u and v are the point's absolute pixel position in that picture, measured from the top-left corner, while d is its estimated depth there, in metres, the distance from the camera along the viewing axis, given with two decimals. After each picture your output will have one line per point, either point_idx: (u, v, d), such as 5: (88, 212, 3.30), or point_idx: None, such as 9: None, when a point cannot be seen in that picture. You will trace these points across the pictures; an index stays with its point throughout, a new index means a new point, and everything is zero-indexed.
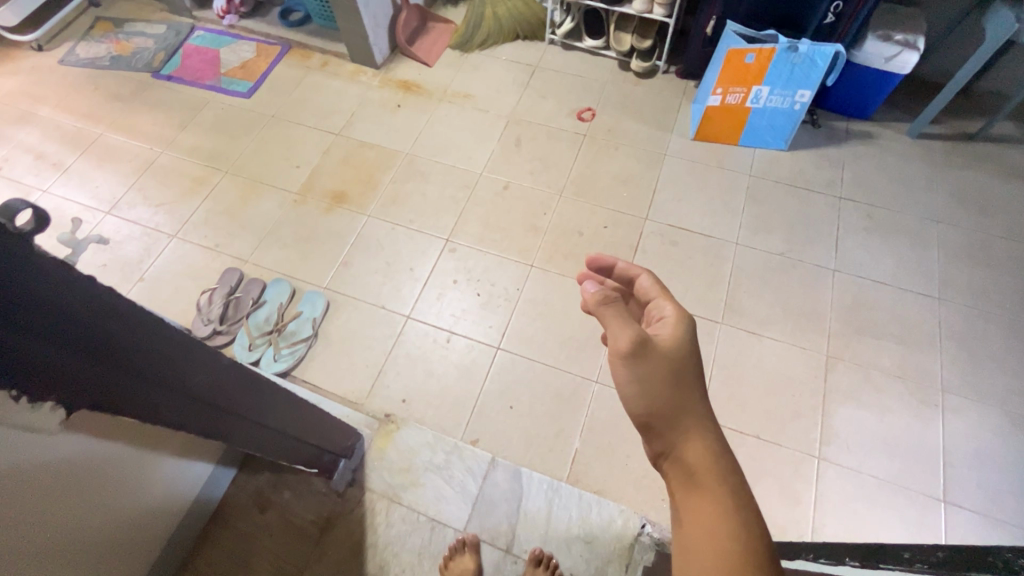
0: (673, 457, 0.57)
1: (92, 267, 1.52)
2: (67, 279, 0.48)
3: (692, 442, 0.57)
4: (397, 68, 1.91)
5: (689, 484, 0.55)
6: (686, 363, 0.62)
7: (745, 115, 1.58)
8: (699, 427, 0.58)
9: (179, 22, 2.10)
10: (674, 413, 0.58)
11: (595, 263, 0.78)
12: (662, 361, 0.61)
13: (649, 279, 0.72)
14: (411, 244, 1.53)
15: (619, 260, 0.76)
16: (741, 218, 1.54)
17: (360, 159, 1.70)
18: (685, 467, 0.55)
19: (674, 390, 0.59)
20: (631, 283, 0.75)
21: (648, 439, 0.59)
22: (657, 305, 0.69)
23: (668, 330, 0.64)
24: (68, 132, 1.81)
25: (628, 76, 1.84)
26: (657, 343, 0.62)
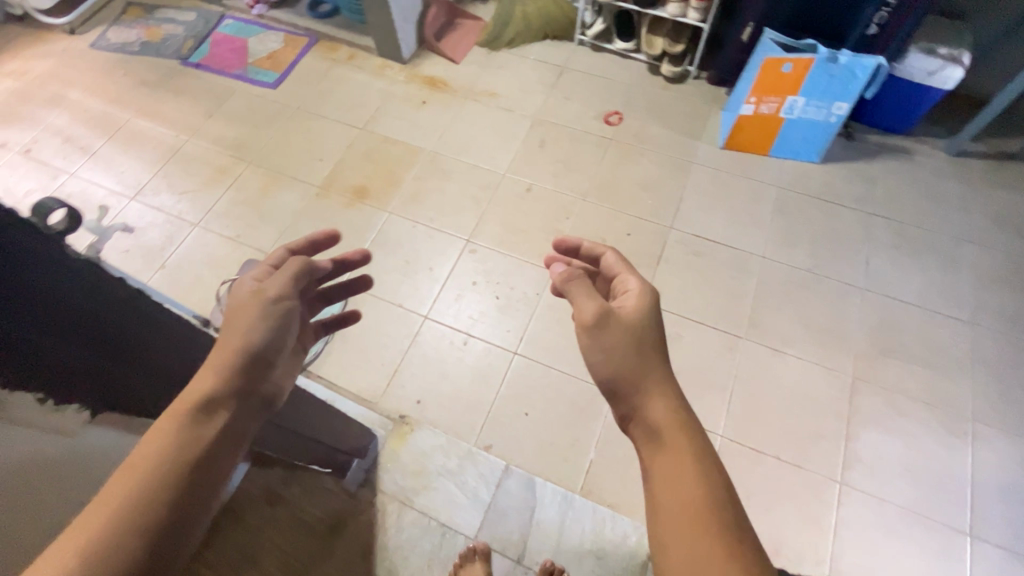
0: (638, 419, 0.61)
1: (116, 253, 1.54)
2: (90, 284, 0.51)
3: (655, 401, 0.60)
4: (423, 64, 1.89)
5: (655, 443, 0.58)
6: (646, 331, 0.66)
7: (778, 125, 1.54)
8: (662, 389, 0.62)
9: (209, 10, 2.10)
10: (636, 375, 0.62)
11: (561, 244, 0.81)
12: (623, 329, 0.65)
13: (615, 256, 0.77)
14: (431, 244, 1.52)
15: (585, 239, 0.79)
16: (769, 230, 1.50)
17: (382, 154, 1.69)
18: (649, 426, 0.59)
19: (635, 353, 0.64)
20: (598, 261, 0.79)
21: (614, 403, 0.63)
22: (622, 279, 0.73)
23: (632, 301, 0.68)
24: (95, 115, 1.83)
25: (658, 80, 1.81)
26: (621, 312, 0.67)
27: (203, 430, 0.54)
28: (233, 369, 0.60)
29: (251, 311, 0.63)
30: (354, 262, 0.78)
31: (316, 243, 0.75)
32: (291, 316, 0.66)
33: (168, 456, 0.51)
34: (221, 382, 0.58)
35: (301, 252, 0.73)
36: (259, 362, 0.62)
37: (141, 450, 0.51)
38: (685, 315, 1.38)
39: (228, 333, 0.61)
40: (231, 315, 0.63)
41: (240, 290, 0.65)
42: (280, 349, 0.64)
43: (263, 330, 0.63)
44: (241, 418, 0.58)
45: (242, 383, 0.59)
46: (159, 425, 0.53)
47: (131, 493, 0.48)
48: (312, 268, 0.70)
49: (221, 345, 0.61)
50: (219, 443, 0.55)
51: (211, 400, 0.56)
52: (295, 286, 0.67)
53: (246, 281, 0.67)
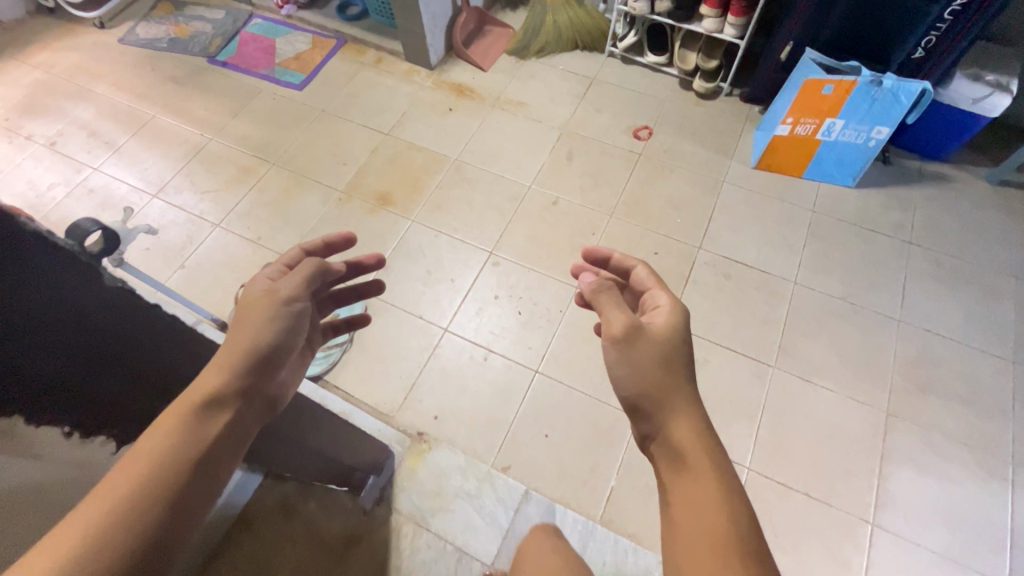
0: (660, 440, 0.63)
1: (135, 251, 1.53)
2: (76, 288, 0.49)
3: (680, 423, 0.62)
4: (450, 70, 1.87)
5: (678, 465, 0.59)
6: (675, 347, 0.66)
7: (813, 148, 1.50)
8: (688, 411, 0.63)
9: (238, 8, 2.10)
10: (661, 395, 0.63)
11: (590, 255, 0.83)
12: (653, 345, 0.66)
13: (646, 270, 0.77)
14: (454, 255, 1.49)
15: (615, 251, 0.82)
16: (801, 255, 1.46)
17: (407, 161, 1.67)
18: (674, 448, 0.60)
19: (662, 372, 0.64)
20: (627, 274, 0.81)
21: (637, 422, 0.66)
22: (653, 295, 0.74)
23: (661, 317, 0.69)
24: (121, 110, 1.83)
25: (689, 95, 1.77)
26: (651, 328, 0.67)
27: (207, 427, 0.55)
28: (241, 367, 0.61)
29: (264, 309, 0.65)
30: (368, 266, 0.86)
31: (330, 243, 0.79)
32: (301, 317, 0.67)
33: (171, 453, 0.51)
34: (229, 380, 0.59)
35: (315, 253, 0.79)
36: (268, 361, 0.63)
37: (146, 439, 0.52)
38: (713, 339, 1.34)
39: (239, 330, 0.63)
40: (242, 311, 0.65)
41: (255, 287, 0.67)
42: (288, 350, 0.66)
43: (273, 330, 0.65)
44: (244, 416, 0.59)
45: (248, 382, 0.61)
46: (165, 417, 0.54)
47: (134, 487, 0.48)
48: (326, 270, 0.72)
49: (229, 343, 0.62)
50: (221, 442, 0.56)
51: (218, 396, 0.58)
52: (306, 286, 0.69)
53: (261, 279, 0.70)
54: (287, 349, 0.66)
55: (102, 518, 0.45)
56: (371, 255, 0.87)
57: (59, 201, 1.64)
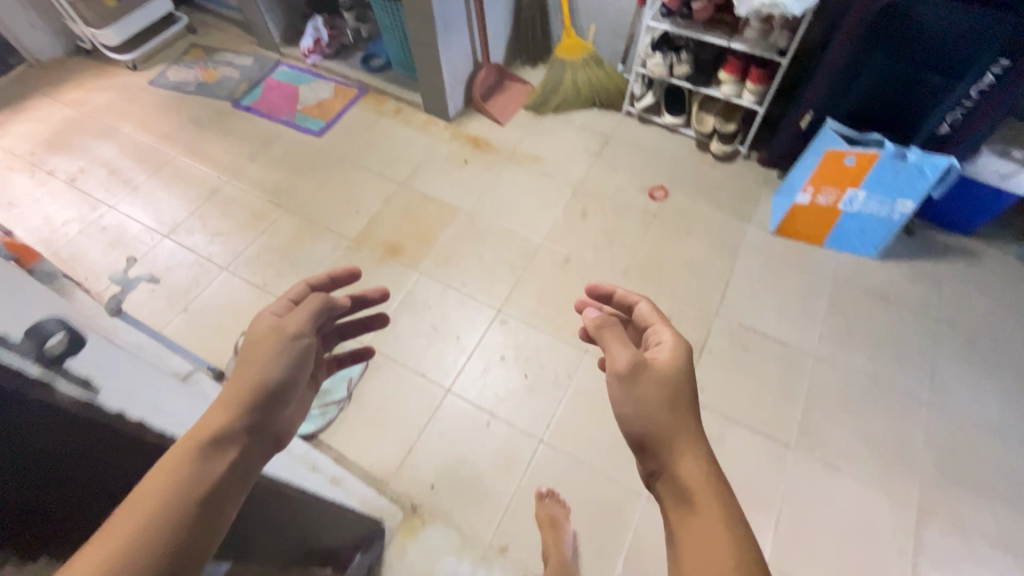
0: (666, 478, 0.60)
1: (141, 292, 1.52)
2: None
3: (687, 461, 0.60)
4: (468, 124, 1.89)
5: (683, 506, 0.57)
6: (680, 386, 0.66)
7: (834, 218, 1.47)
8: (694, 451, 0.61)
9: (266, 56, 2.16)
10: (666, 431, 0.63)
11: (594, 290, 0.81)
12: (656, 381, 0.66)
13: (649, 305, 0.77)
14: (461, 311, 1.45)
15: (619, 286, 0.80)
16: (822, 327, 1.40)
17: (419, 212, 1.66)
18: (680, 489, 0.57)
19: (668, 409, 0.64)
20: (631, 309, 0.79)
21: (644, 460, 0.64)
22: (656, 331, 0.74)
23: (665, 353, 0.70)
24: (143, 150, 1.86)
25: (706, 157, 1.76)
26: (654, 365, 0.68)
27: (217, 459, 0.58)
28: (247, 405, 0.65)
29: (272, 344, 0.70)
30: (373, 299, 0.88)
31: (336, 277, 0.81)
32: (308, 351, 0.73)
33: (181, 482, 0.54)
34: (234, 419, 0.63)
35: (321, 287, 0.81)
36: (273, 397, 0.68)
37: (146, 480, 0.54)
38: (729, 415, 1.26)
39: (247, 367, 0.68)
40: (252, 346, 0.70)
41: (262, 324, 0.72)
42: (294, 385, 0.71)
43: (278, 367, 0.69)
44: (250, 453, 0.62)
45: (254, 418, 0.65)
46: (169, 457, 0.56)
47: (152, 513, 0.51)
48: (331, 305, 0.77)
49: (238, 381, 0.67)
50: (230, 474, 0.59)
51: (224, 433, 0.61)
52: (311, 322, 0.75)
53: (267, 314, 0.74)
54: (291, 387, 0.70)
55: (121, 541, 0.48)
56: (376, 288, 0.89)
57: (72, 238, 1.64)
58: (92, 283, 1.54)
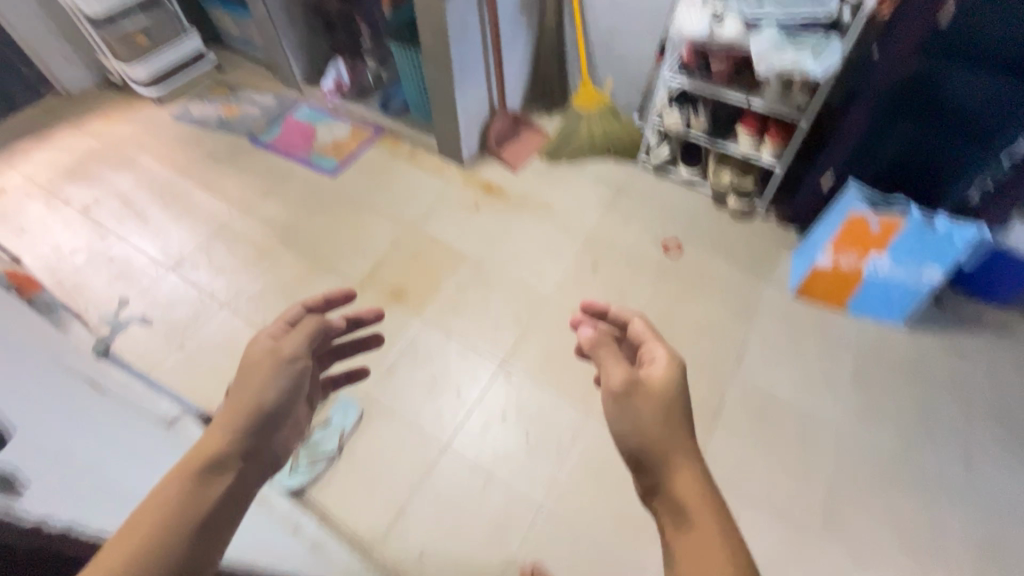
0: (662, 494, 0.60)
1: (140, 326, 1.50)
2: None
3: (682, 474, 0.61)
4: (481, 169, 1.88)
5: (679, 522, 0.57)
6: (674, 401, 0.68)
7: (857, 283, 1.40)
8: (689, 465, 0.62)
9: (287, 94, 2.20)
10: (661, 445, 0.64)
11: (590, 308, 0.87)
12: (651, 396, 0.69)
13: (642, 322, 0.81)
14: (463, 363, 1.40)
15: (613, 305, 0.86)
16: (843, 401, 1.33)
17: (426, 256, 1.63)
18: (675, 502, 0.58)
19: (662, 423, 0.66)
20: (625, 326, 0.84)
21: (640, 475, 0.64)
22: (650, 347, 0.77)
23: (659, 369, 0.72)
24: (158, 182, 1.87)
25: (722, 213, 1.72)
26: (648, 381, 0.71)
27: (217, 481, 0.62)
28: (243, 431, 0.69)
29: (269, 368, 0.77)
30: (365, 320, 0.96)
31: (329, 299, 0.89)
32: (303, 374, 0.80)
33: (185, 498, 0.58)
34: (229, 444, 0.67)
35: (315, 309, 0.88)
36: (268, 421, 0.72)
37: (145, 507, 0.55)
38: (739, 493, 1.21)
39: (245, 388, 0.74)
40: (250, 368, 0.77)
41: (258, 347, 0.79)
42: (287, 409, 0.77)
43: (273, 391, 0.75)
44: (246, 476, 0.66)
45: (249, 443, 0.69)
46: (168, 482, 0.59)
47: (162, 523, 0.54)
48: (325, 329, 0.85)
49: (232, 406, 0.72)
50: (228, 496, 0.62)
51: (221, 458, 0.65)
52: (305, 346, 0.82)
53: (264, 338, 0.81)
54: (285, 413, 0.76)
55: (131, 547, 0.51)
56: (368, 308, 0.96)
57: (78, 268, 1.64)
58: (92, 315, 1.52)
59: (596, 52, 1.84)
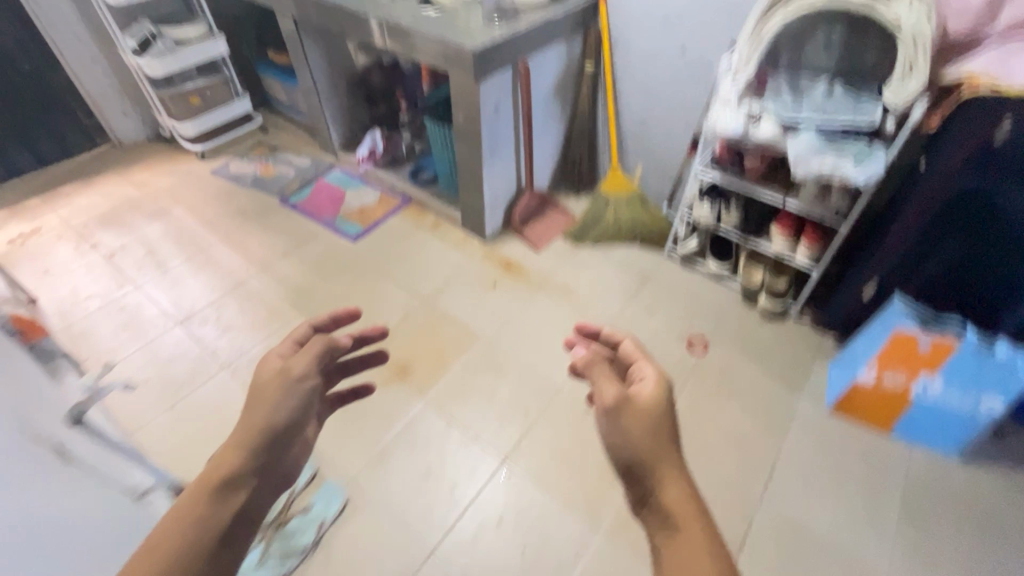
0: (652, 504, 0.58)
1: (135, 382, 1.45)
2: None
3: (670, 483, 0.58)
4: (503, 245, 1.85)
5: (668, 531, 0.54)
6: (663, 417, 0.64)
7: (903, 405, 1.27)
8: (676, 475, 0.59)
9: (324, 159, 2.26)
10: (651, 458, 0.60)
11: (582, 330, 0.82)
12: (641, 414, 0.64)
13: (632, 341, 0.76)
14: (463, 455, 1.30)
15: (604, 326, 0.81)
16: (889, 545, 1.16)
17: (437, 333, 1.56)
18: (663, 513, 0.55)
19: (651, 437, 0.62)
20: (616, 346, 0.79)
21: (631, 486, 0.61)
22: (639, 366, 0.72)
23: (647, 389, 0.67)
24: (185, 234, 1.90)
25: (753, 311, 1.62)
26: (638, 399, 0.66)
27: (230, 499, 0.65)
28: (258, 447, 0.71)
29: (279, 388, 0.76)
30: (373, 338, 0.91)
31: (336, 318, 0.86)
32: (311, 394, 0.79)
33: (197, 517, 0.62)
34: (244, 459, 0.69)
35: (322, 327, 0.86)
36: (279, 439, 0.74)
37: (161, 527, 0.60)
38: None
39: (257, 406, 0.73)
40: (260, 389, 0.76)
41: (268, 367, 0.78)
42: (298, 427, 0.77)
43: (285, 411, 0.75)
44: (257, 494, 0.69)
45: (263, 459, 0.71)
46: (180, 506, 0.62)
47: (176, 542, 0.59)
48: (333, 348, 0.83)
49: (246, 423, 0.73)
50: (240, 512, 0.65)
51: (233, 478, 0.67)
52: (314, 366, 0.81)
53: (274, 357, 0.80)
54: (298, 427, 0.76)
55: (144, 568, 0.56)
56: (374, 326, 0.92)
57: (89, 314, 1.63)
58: (91, 365, 1.49)
59: (627, 140, 1.84)
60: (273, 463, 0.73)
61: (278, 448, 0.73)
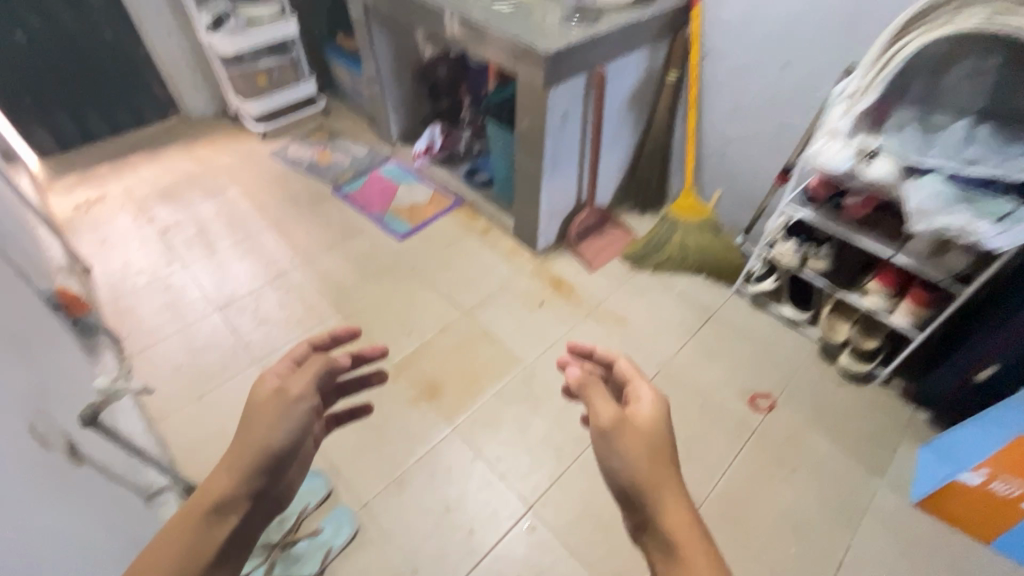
0: (652, 529, 0.58)
1: (168, 367, 1.43)
2: None
3: (671, 506, 0.58)
4: (555, 261, 1.72)
5: (669, 556, 0.55)
6: (661, 440, 0.64)
7: (1017, 514, 1.05)
8: (675, 496, 0.58)
9: (380, 149, 2.20)
10: (651, 482, 0.60)
11: (574, 348, 0.81)
12: (639, 435, 0.63)
13: (627, 362, 0.76)
14: (485, 494, 1.19)
15: (598, 345, 0.80)
16: None
17: (474, 351, 1.46)
18: (665, 539, 0.55)
19: (649, 462, 0.61)
20: (610, 367, 0.78)
21: (630, 510, 0.61)
22: (635, 387, 0.72)
23: (645, 408, 0.67)
24: (237, 216, 1.89)
25: (831, 370, 1.42)
26: (635, 420, 0.65)
27: (219, 529, 0.62)
28: (251, 471, 0.65)
29: (276, 409, 0.69)
30: (371, 359, 0.86)
31: (335, 337, 0.82)
32: (309, 415, 0.72)
33: (183, 550, 0.60)
34: (237, 484, 0.64)
35: (322, 346, 0.81)
36: (275, 465, 0.68)
37: (152, 556, 0.59)
38: None
39: (250, 432, 0.66)
40: (256, 409, 0.69)
41: (265, 387, 0.71)
42: (294, 450, 0.71)
43: (284, 430, 0.68)
44: (249, 516, 0.66)
45: (257, 484, 0.66)
46: (172, 535, 0.61)
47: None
48: (335, 366, 0.77)
49: (240, 443, 0.66)
50: (232, 539, 0.63)
51: (225, 504, 0.63)
52: (314, 385, 0.75)
53: (270, 376, 0.74)
54: (293, 450, 0.70)
55: None
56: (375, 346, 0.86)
57: (136, 289, 1.64)
58: (131, 342, 1.49)
59: (706, 160, 1.66)
60: (267, 484, 0.68)
61: (273, 472, 0.67)
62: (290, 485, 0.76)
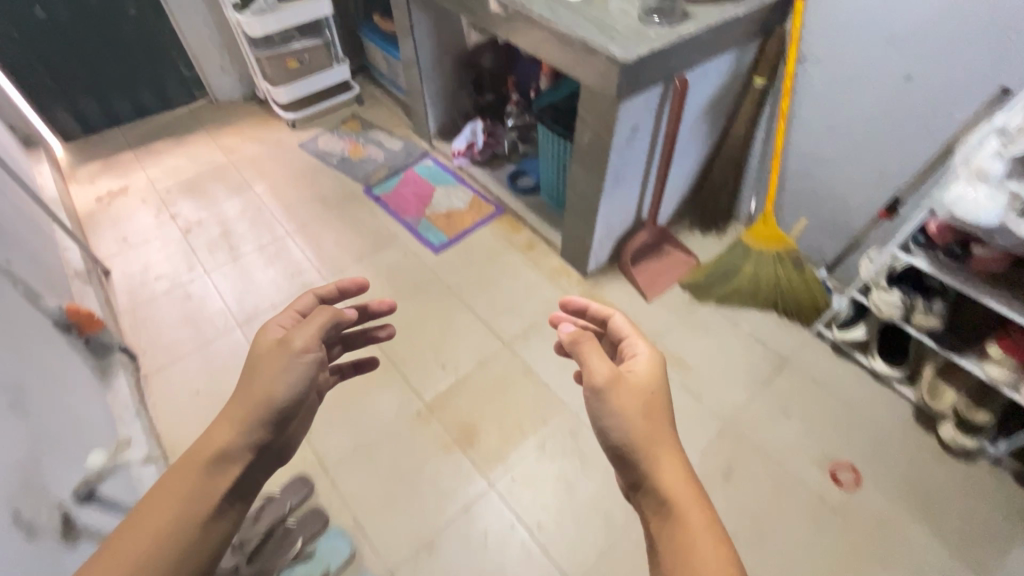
0: (647, 488, 0.59)
1: (185, 392, 1.33)
2: None
3: (665, 467, 0.59)
4: (606, 286, 1.54)
5: (663, 515, 0.57)
6: (657, 397, 0.64)
7: None
8: (671, 459, 0.60)
9: (416, 144, 2.03)
10: (648, 443, 0.60)
11: (567, 304, 0.76)
12: (635, 390, 0.63)
13: (624, 317, 0.72)
14: (525, 568, 1.06)
15: (592, 301, 0.75)
16: None
17: (514, 390, 1.31)
18: (659, 496, 0.58)
19: (645, 419, 0.61)
20: (604, 322, 0.75)
21: (624, 470, 0.62)
22: (630, 343, 0.70)
23: (641, 366, 0.66)
24: (262, 216, 1.75)
25: (927, 441, 1.22)
26: (631, 377, 0.64)
27: (221, 479, 0.63)
28: (254, 424, 0.65)
29: (278, 364, 0.66)
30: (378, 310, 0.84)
31: (342, 288, 0.79)
32: (317, 366, 0.69)
33: (185, 499, 0.61)
34: (239, 436, 0.64)
35: (330, 298, 0.79)
36: (281, 420, 0.67)
37: (161, 502, 0.60)
38: None
39: (252, 389, 0.65)
40: (259, 362, 0.67)
41: (267, 338, 0.69)
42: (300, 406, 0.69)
43: (287, 383, 0.66)
44: (252, 466, 0.66)
45: (261, 437, 0.65)
46: (177, 484, 0.61)
47: (172, 520, 0.59)
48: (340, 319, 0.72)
49: (243, 399, 0.65)
50: (234, 487, 0.64)
51: (225, 455, 0.64)
52: (320, 336, 0.70)
53: (274, 327, 0.71)
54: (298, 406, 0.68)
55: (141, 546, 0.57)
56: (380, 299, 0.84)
57: (156, 296, 1.54)
58: (148, 360, 1.39)
59: (789, 179, 1.44)
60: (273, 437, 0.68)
61: (279, 427, 0.66)
62: (295, 436, 0.76)
